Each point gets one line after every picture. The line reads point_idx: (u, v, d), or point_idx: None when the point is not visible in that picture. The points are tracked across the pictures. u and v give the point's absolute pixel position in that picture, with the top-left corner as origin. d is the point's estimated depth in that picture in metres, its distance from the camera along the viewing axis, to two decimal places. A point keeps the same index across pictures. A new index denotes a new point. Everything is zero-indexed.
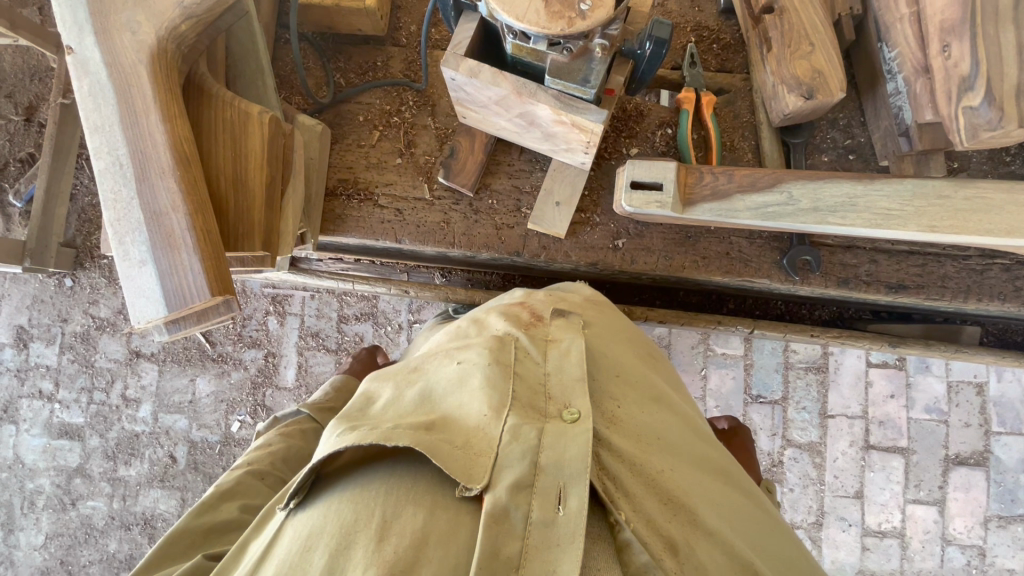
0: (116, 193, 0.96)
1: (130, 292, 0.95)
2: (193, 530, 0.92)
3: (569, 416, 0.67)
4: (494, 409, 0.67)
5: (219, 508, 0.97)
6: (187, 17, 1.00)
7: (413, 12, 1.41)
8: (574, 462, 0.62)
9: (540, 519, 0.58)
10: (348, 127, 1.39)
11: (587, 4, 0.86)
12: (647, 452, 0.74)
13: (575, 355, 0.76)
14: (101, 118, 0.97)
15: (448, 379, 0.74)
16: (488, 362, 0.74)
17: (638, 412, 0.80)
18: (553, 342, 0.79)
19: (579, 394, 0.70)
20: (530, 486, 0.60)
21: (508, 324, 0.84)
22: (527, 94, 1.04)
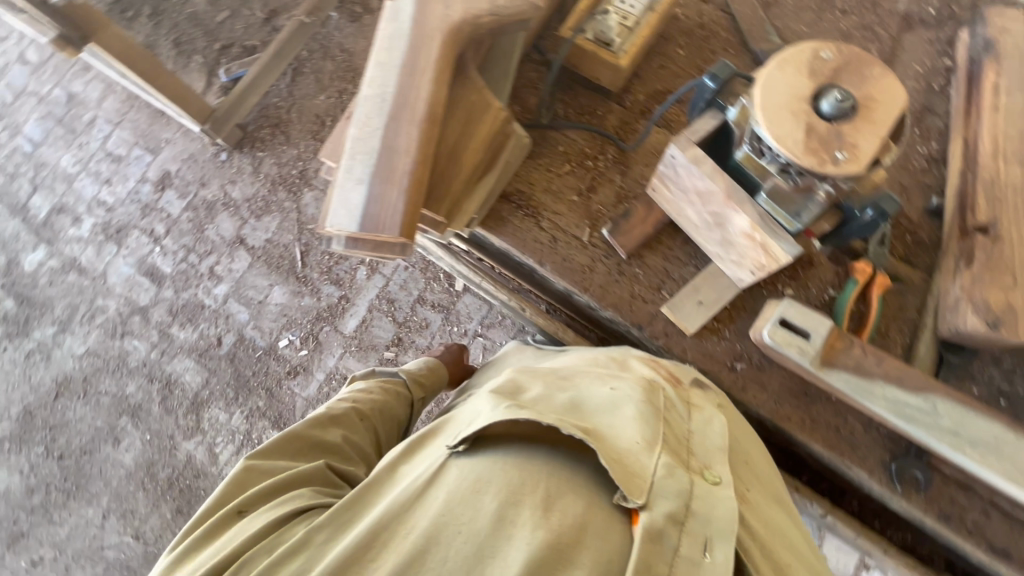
0: (368, 118, 1.09)
1: (337, 199, 1.07)
2: (304, 439, 1.22)
3: (711, 478, 0.89)
4: (647, 441, 0.90)
5: (326, 429, 1.26)
6: (492, 13, 1.15)
7: (648, 85, 1.52)
8: (719, 521, 0.82)
9: (690, 557, 0.78)
10: (546, 151, 1.50)
11: (844, 155, 0.91)
12: (768, 535, 0.91)
13: (716, 428, 0.99)
14: (389, 57, 1.12)
15: (602, 401, 0.98)
16: (640, 401, 0.97)
17: (761, 506, 0.97)
18: (697, 408, 1.03)
19: (719, 462, 0.93)
20: (681, 521, 0.81)
21: (653, 373, 1.07)
22: (734, 200, 1.10)
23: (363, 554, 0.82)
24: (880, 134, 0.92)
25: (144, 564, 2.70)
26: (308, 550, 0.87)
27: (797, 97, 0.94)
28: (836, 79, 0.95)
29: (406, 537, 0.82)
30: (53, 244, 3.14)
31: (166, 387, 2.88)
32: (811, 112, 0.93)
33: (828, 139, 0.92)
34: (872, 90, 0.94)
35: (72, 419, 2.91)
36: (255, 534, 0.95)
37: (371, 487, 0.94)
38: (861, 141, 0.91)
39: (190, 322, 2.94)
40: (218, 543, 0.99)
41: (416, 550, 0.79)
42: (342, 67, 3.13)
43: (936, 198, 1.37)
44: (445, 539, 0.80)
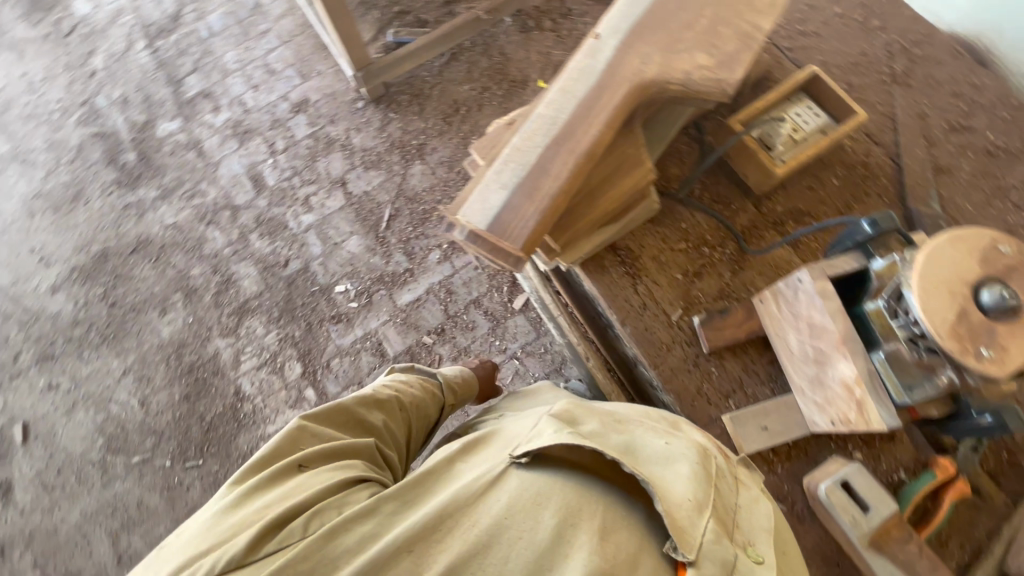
0: (534, 134, 1.15)
1: (476, 195, 1.13)
2: (351, 414, 1.33)
3: (754, 556, 0.91)
4: (696, 503, 0.93)
5: (372, 410, 1.37)
6: (682, 84, 1.17)
7: (791, 201, 1.50)
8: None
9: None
10: (667, 222, 1.50)
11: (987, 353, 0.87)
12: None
13: (764, 509, 0.99)
14: (573, 88, 1.18)
15: (655, 450, 1.00)
16: (694, 460, 0.98)
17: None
18: (746, 485, 1.03)
19: (761, 542, 0.94)
20: None
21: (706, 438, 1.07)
22: (848, 348, 1.07)
23: (432, 534, 0.91)
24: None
25: (136, 431, 2.82)
26: (376, 519, 0.95)
27: (960, 278, 0.91)
28: (1005, 276, 0.91)
29: (469, 530, 0.91)
30: (188, 122, 3.42)
31: (224, 284, 3.04)
32: (968, 298, 0.89)
33: (976, 331, 0.88)
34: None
35: (136, 277, 3.11)
36: (323, 490, 1.01)
37: (432, 474, 1.03)
38: (1010, 347, 0.87)
39: (269, 236, 3.11)
40: (283, 490, 1.05)
41: (481, 542, 0.90)
42: (494, 67, 3.28)
43: None
44: (506, 541, 0.90)
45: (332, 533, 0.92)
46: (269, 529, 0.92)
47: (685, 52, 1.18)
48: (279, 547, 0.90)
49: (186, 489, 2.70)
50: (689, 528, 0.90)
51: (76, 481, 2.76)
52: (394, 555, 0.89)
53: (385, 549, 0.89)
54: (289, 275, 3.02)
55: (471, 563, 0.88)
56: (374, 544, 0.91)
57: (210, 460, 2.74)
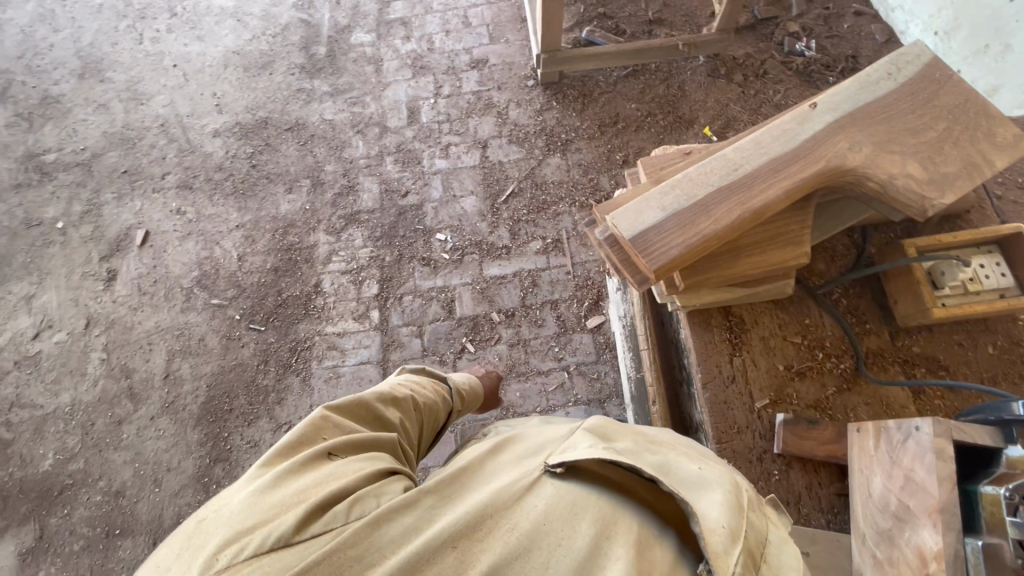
0: (707, 175, 1.14)
1: (631, 205, 1.14)
2: (372, 410, 1.29)
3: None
4: (730, 532, 0.84)
5: (391, 407, 1.36)
6: (880, 185, 1.12)
7: (932, 348, 1.38)
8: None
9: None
10: (792, 312, 1.44)
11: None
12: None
13: (795, 555, 0.88)
14: (768, 144, 1.15)
15: (687, 474, 0.93)
16: (726, 488, 0.90)
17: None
18: (776, 531, 0.93)
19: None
20: None
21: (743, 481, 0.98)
22: (942, 517, 0.95)
23: (472, 533, 0.86)
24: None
25: (224, 279, 3.11)
26: (417, 510, 0.90)
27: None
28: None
29: (508, 534, 0.86)
30: (380, 39, 3.69)
31: (347, 189, 3.27)
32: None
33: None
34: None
35: (281, 152, 3.42)
36: (364, 478, 0.97)
37: (464, 473, 1.00)
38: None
39: (401, 166, 3.30)
40: (320, 474, 0.99)
41: (519, 547, 0.84)
42: (668, 98, 3.26)
43: None
44: (544, 548, 0.84)
45: (378, 521, 0.86)
46: (315, 511, 0.87)
47: (899, 155, 1.12)
48: (324, 530, 0.84)
49: (240, 345, 2.95)
50: (716, 553, 0.81)
51: (163, 297, 3.10)
52: (439, 550, 0.83)
53: (429, 543, 0.84)
54: (403, 206, 3.19)
55: (511, 567, 0.82)
56: (417, 535, 0.86)
57: (270, 331, 2.97)
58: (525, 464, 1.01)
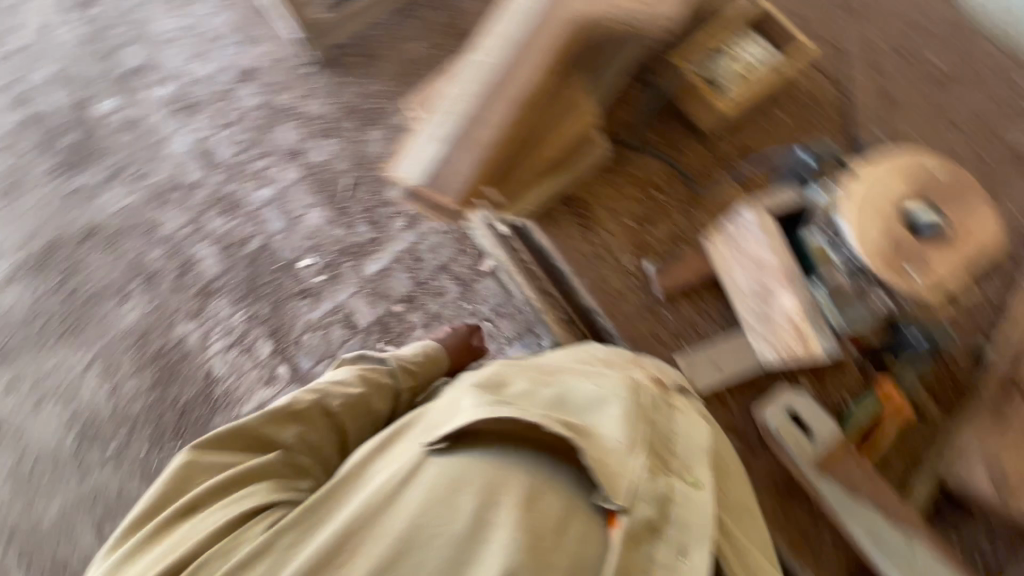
0: (466, 84, 1.11)
1: (413, 149, 1.11)
2: (253, 434, 0.98)
3: (692, 481, 0.88)
4: (628, 442, 0.88)
5: (279, 426, 0.99)
6: (616, 18, 1.09)
7: (740, 140, 1.49)
8: (697, 529, 0.83)
9: (667, 564, 0.79)
10: (619, 170, 1.49)
11: (915, 273, 0.89)
12: (748, 546, 0.92)
13: (697, 430, 0.98)
14: (504, 31, 1.13)
15: (587, 394, 0.95)
16: (626, 397, 0.94)
17: (737, 516, 0.96)
18: (677, 409, 1.02)
19: (700, 466, 0.91)
20: (656, 530, 0.82)
21: (647, 380, 1.05)
22: (788, 280, 1.11)
23: (336, 557, 0.75)
24: (960, 268, 0.90)
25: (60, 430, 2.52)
26: (268, 559, 0.76)
27: (894, 202, 0.93)
28: (941, 201, 0.93)
29: (377, 543, 0.75)
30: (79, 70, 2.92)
31: (139, 257, 2.66)
32: (903, 221, 0.92)
33: (907, 252, 0.90)
34: (971, 224, 0.93)
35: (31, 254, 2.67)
36: (220, 533, 0.82)
37: (347, 476, 0.85)
38: (940, 267, 0.90)
39: (200, 204, 2.75)
40: (171, 542, 0.83)
41: (394, 551, 0.75)
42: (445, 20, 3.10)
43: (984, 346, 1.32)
44: (423, 543, 0.75)
45: None
46: None
47: None
48: None
49: (108, 491, 2.36)
50: (619, 469, 0.84)
51: None
52: None
53: None
54: (228, 243, 2.68)
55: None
56: None
57: None
58: (405, 445, 0.87)
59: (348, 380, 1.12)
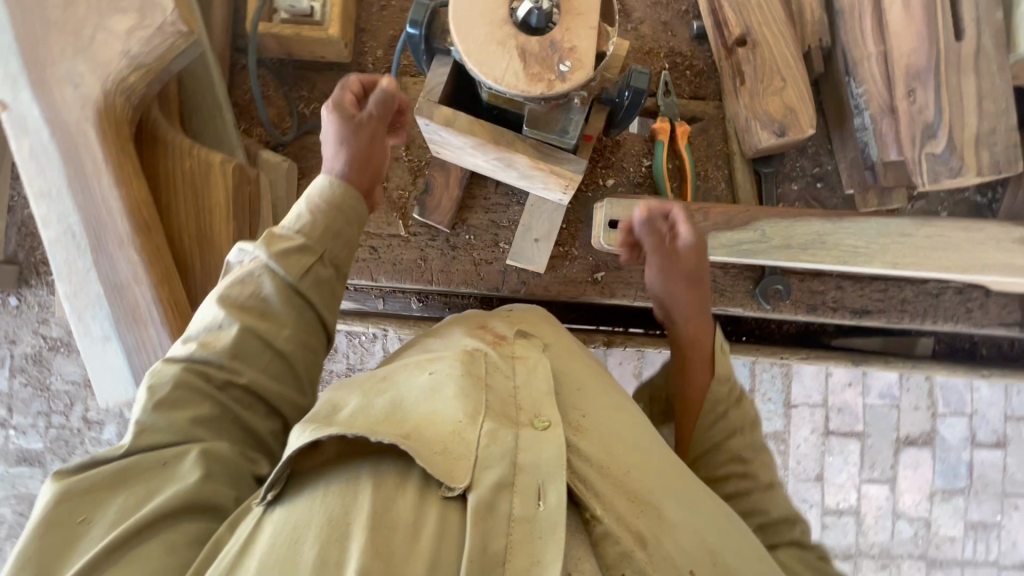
0: (70, 265, 0.89)
1: (95, 371, 0.90)
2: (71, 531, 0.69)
3: (540, 424, 0.74)
4: (469, 415, 0.73)
5: (98, 497, 0.71)
6: (136, 67, 0.91)
7: (381, 36, 1.32)
8: (550, 464, 0.69)
9: (523, 515, 0.65)
10: (316, 160, 1.32)
11: (567, 65, 0.82)
12: (619, 454, 0.78)
13: (540, 371, 0.84)
14: (48, 182, 0.89)
15: (421, 389, 0.79)
16: (459, 372, 0.80)
17: (607, 426, 0.83)
18: (520, 358, 0.86)
19: (548, 405, 0.78)
20: (510, 484, 0.67)
21: (476, 340, 0.89)
22: (504, 145, 1.01)
23: None
24: (591, 22, 0.83)
25: None
26: None
27: (495, 23, 0.83)
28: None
29: None
30: None
31: None
32: (518, 32, 0.83)
33: (545, 55, 0.82)
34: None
35: None
36: None
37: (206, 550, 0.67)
38: (579, 39, 0.83)
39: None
40: None
41: None
42: None
43: (697, 20, 1.33)
44: None
45: None
46: None
47: (101, 34, 0.90)
48: None
49: None
50: (464, 447, 0.70)
51: None
52: None
53: None
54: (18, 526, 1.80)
55: None
56: None
57: None
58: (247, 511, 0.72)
59: (216, 323, 0.83)
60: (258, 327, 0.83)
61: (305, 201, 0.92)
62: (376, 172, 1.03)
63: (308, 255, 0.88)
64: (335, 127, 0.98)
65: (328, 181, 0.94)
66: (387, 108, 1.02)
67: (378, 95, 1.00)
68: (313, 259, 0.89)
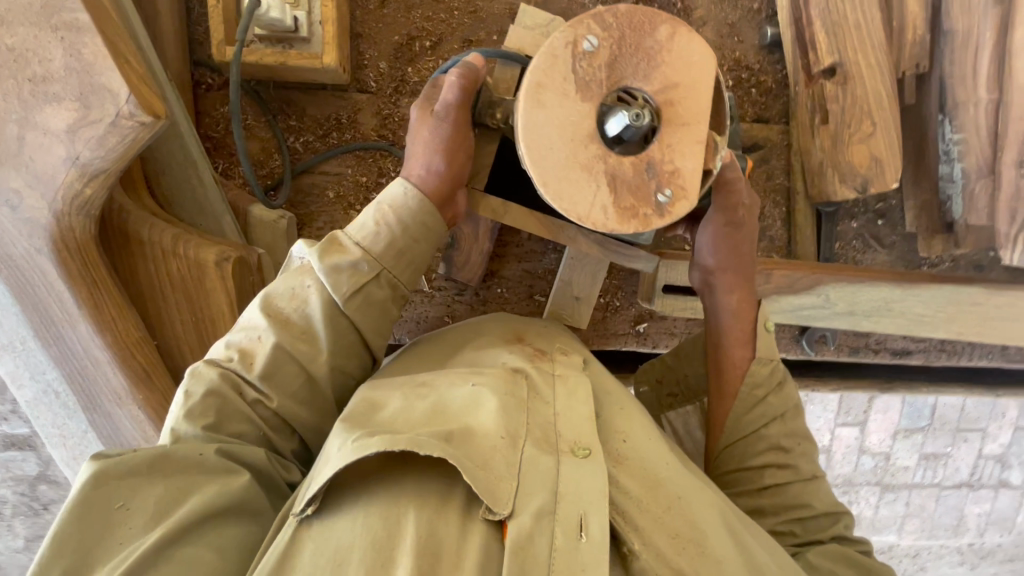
0: (60, 428, 0.74)
1: None
2: (98, 526, 0.57)
3: (581, 452, 0.65)
4: (512, 436, 0.64)
5: (131, 482, 0.60)
6: (89, 177, 0.68)
7: (382, 45, 1.07)
8: (594, 495, 0.61)
9: (564, 548, 0.58)
10: (316, 207, 1.11)
11: (666, 194, 0.66)
12: (658, 481, 0.69)
13: (583, 392, 0.73)
14: (6, 333, 0.71)
15: (461, 397, 0.69)
16: (500, 390, 0.70)
17: (646, 440, 0.73)
18: (565, 377, 0.75)
19: (590, 431, 0.68)
20: (552, 513, 0.60)
21: (515, 355, 0.78)
22: (563, 237, 0.89)
23: None
24: (700, 137, 0.66)
25: None
26: None
27: (579, 140, 0.65)
28: (616, 79, 0.65)
29: None
30: None
31: None
32: (609, 152, 0.65)
33: (641, 183, 0.65)
34: (665, 68, 0.65)
35: None
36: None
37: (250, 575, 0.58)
38: (684, 161, 0.66)
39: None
40: None
41: None
42: None
43: (770, 26, 1.11)
44: None
45: None
46: None
47: (33, 135, 0.66)
48: None
49: None
50: (507, 467, 0.62)
51: None
52: None
53: None
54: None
55: None
56: None
57: None
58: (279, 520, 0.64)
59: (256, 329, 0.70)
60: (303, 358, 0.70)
61: (373, 206, 0.75)
62: (461, 171, 0.80)
63: (358, 272, 0.73)
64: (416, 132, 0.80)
65: (401, 191, 0.76)
66: (463, 95, 0.77)
67: (452, 81, 0.77)
68: (367, 278, 0.73)
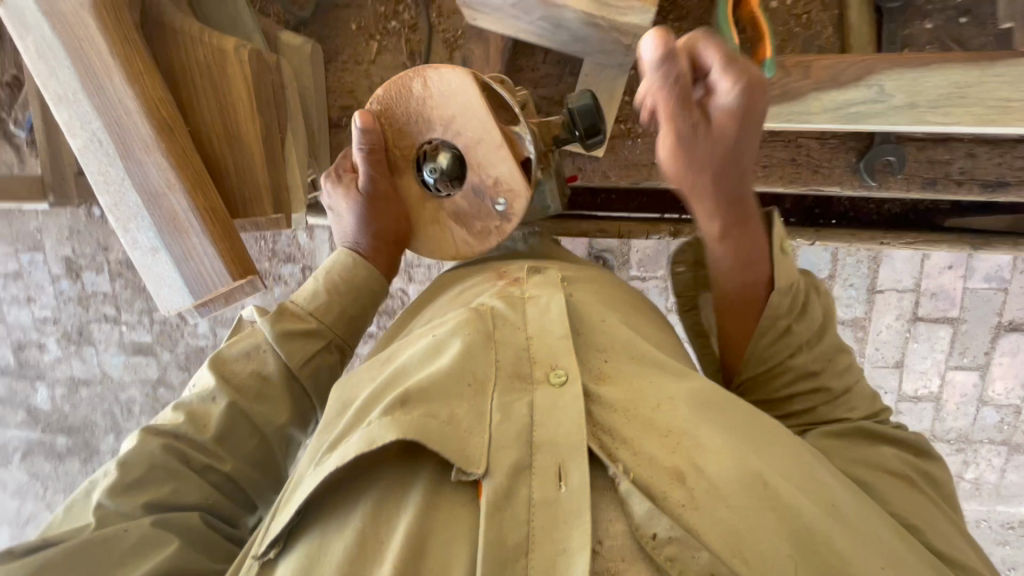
0: (104, 175, 0.86)
1: (151, 281, 0.89)
2: (159, 468, 0.74)
3: (556, 379, 0.62)
4: (478, 383, 0.62)
5: (189, 449, 0.76)
6: None
7: None
8: (568, 437, 0.56)
9: (543, 501, 0.54)
10: (341, 40, 1.18)
11: (501, 201, 0.79)
12: (643, 391, 0.63)
13: (556, 311, 0.69)
14: (62, 86, 0.83)
15: (421, 351, 0.68)
16: (464, 330, 0.67)
17: (634, 362, 0.67)
18: (531, 300, 0.72)
19: (566, 353, 0.64)
20: (528, 468, 0.56)
21: (487, 293, 0.75)
22: None
23: None
24: (497, 140, 0.77)
25: None
26: None
27: (415, 204, 0.84)
28: (411, 143, 0.82)
29: None
30: None
31: None
32: (442, 205, 0.83)
33: (478, 206, 0.80)
34: (438, 110, 0.79)
35: None
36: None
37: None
38: (498, 168, 0.78)
39: (86, 397, 2.17)
40: None
41: None
42: None
43: None
44: None
45: None
46: None
47: None
48: None
49: None
50: (475, 419, 0.59)
51: None
52: None
53: None
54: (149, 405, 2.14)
55: None
56: None
57: None
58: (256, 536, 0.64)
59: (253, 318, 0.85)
60: (332, 329, 0.82)
61: (312, 277, 0.84)
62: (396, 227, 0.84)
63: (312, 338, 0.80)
64: (337, 198, 0.86)
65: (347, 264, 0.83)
66: (375, 155, 0.82)
67: (359, 138, 0.81)
68: (318, 348, 0.81)
